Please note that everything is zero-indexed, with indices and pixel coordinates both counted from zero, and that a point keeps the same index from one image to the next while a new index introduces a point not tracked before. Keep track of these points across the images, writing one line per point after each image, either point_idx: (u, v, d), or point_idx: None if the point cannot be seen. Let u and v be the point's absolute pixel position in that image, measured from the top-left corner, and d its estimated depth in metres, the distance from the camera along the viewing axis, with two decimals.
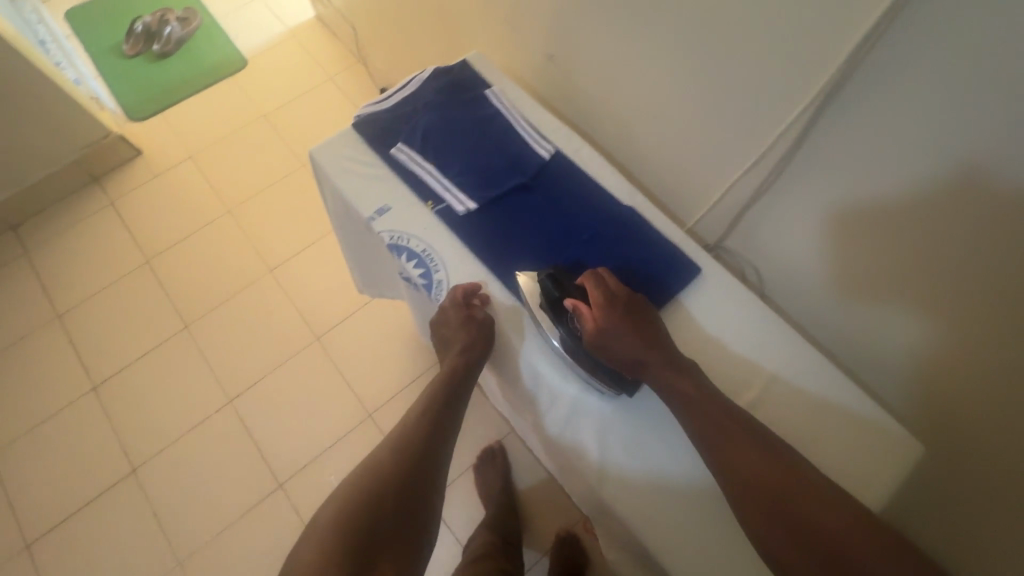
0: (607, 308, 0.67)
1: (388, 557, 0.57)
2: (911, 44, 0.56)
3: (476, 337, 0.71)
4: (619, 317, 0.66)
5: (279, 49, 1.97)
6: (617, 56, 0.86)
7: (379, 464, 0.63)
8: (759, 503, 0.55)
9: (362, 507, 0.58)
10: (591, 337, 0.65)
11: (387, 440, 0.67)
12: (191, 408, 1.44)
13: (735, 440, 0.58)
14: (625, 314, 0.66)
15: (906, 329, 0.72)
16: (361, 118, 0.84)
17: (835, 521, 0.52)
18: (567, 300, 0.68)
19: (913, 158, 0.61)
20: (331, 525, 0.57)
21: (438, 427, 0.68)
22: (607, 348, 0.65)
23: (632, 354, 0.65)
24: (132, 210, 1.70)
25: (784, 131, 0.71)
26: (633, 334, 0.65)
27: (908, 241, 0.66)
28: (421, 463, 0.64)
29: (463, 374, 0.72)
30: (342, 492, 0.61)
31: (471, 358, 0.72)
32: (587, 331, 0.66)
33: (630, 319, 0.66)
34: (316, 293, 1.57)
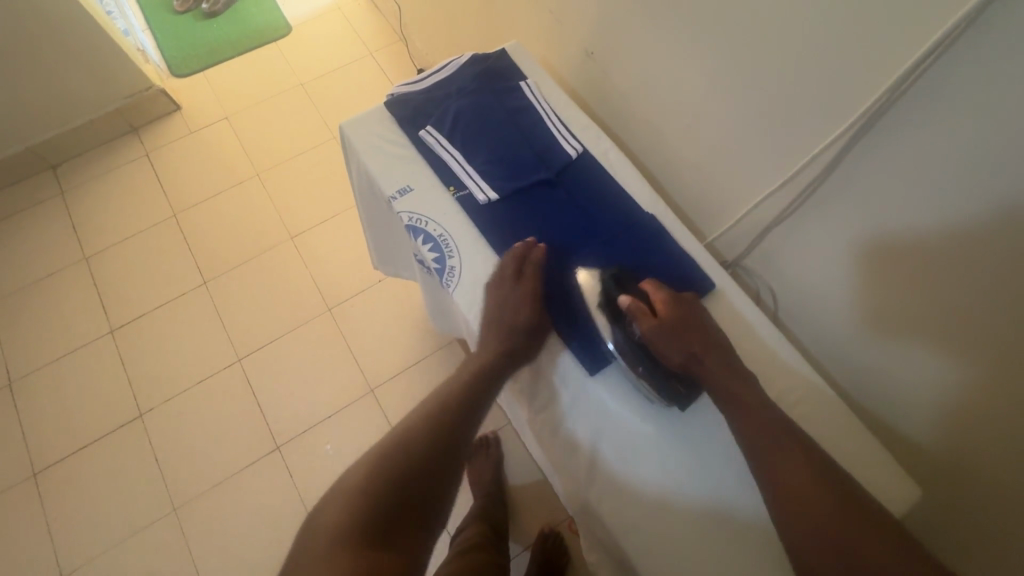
0: (662, 305, 0.68)
1: (411, 527, 0.56)
2: (958, 81, 0.54)
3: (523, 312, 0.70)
4: (674, 315, 0.67)
5: (323, 19, 1.98)
6: (655, 60, 0.85)
7: (403, 435, 0.63)
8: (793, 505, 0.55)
9: (384, 477, 0.58)
10: (652, 337, 0.66)
11: (415, 412, 0.67)
12: (201, 362, 1.47)
13: (777, 441, 0.59)
14: (678, 312, 0.68)
15: (914, 373, 0.70)
16: (393, 97, 0.84)
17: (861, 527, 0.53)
18: (626, 299, 0.68)
19: (946, 197, 0.59)
20: (352, 491, 0.57)
21: (471, 402, 0.68)
22: (661, 345, 0.66)
23: (691, 353, 0.65)
24: (165, 163, 1.74)
25: (818, 153, 0.70)
26: (687, 330, 0.66)
27: (928, 285, 0.64)
28: (451, 438, 0.64)
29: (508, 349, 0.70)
30: (366, 458, 0.61)
31: (517, 330, 0.70)
32: (649, 330, 0.66)
33: (687, 320, 0.67)
34: (333, 264, 1.59)
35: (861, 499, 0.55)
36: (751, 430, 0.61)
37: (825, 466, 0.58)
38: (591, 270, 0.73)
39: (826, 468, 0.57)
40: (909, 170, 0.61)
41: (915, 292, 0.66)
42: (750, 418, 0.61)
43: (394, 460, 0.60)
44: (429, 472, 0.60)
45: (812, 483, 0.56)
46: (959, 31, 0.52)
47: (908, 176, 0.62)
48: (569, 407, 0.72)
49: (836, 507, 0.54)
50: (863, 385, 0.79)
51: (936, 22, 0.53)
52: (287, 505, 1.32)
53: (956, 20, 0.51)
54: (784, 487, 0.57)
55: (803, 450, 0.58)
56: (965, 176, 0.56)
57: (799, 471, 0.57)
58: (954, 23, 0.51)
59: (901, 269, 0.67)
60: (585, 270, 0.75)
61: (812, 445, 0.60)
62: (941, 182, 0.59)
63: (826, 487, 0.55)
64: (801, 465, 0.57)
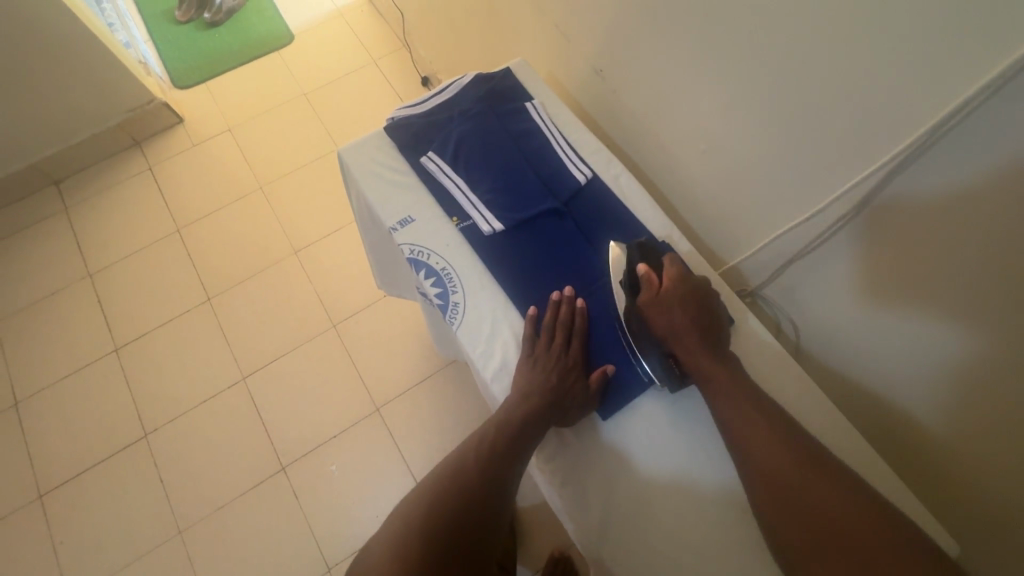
0: (678, 282, 0.66)
1: None
2: (996, 131, 0.49)
3: (552, 356, 0.66)
4: (679, 297, 0.65)
5: (327, 28, 1.95)
6: (670, 83, 0.81)
7: (424, 492, 0.61)
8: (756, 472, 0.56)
9: (409, 537, 0.57)
10: (646, 307, 0.65)
11: (439, 467, 0.64)
12: (205, 380, 1.45)
13: (750, 419, 0.58)
14: (687, 296, 0.65)
15: (942, 424, 0.66)
16: (394, 121, 0.81)
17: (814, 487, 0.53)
18: (641, 266, 0.67)
19: (980, 248, 0.54)
20: (381, 553, 0.57)
21: (509, 453, 0.62)
22: (657, 317, 0.65)
23: (678, 334, 0.64)
24: (169, 177, 1.72)
25: (843, 194, 0.66)
26: (687, 312, 0.64)
27: (956, 340, 0.60)
28: (487, 493, 0.60)
29: (542, 392, 0.64)
30: (394, 520, 0.60)
31: (548, 374, 0.65)
32: (648, 299, 0.65)
33: (692, 306, 0.65)
34: (337, 279, 1.56)
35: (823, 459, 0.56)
36: (738, 428, 0.59)
37: (812, 459, 0.55)
38: (624, 246, 0.72)
39: (814, 461, 0.55)
40: (946, 217, 0.56)
41: (949, 346, 0.61)
42: (732, 413, 0.59)
43: (430, 528, 0.57)
44: (469, 534, 0.58)
45: (796, 480, 0.54)
46: (1000, 82, 0.47)
47: (945, 224, 0.57)
48: (580, 457, 0.67)
49: (821, 503, 0.52)
50: (890, 429, 0.74)
51: (986, 62, 0.48)
52: (291, 529, 1.29)
53: (1007, 62, 0.46)
54: (764, 479, 0.55)
55: (789, 445, 0.56)
56: (1008, 232, 0.51)
57: (783, 465, 0.55)
58: (1005, 64, 0.46)
59: (932, 319, 0.61)
60: (592, 306, 0.71)
61: (803, 438, 0.58)
62: (984, 235, 0.54)
63: (812, 482, 0.53)
64: (786, 460, 0.55)
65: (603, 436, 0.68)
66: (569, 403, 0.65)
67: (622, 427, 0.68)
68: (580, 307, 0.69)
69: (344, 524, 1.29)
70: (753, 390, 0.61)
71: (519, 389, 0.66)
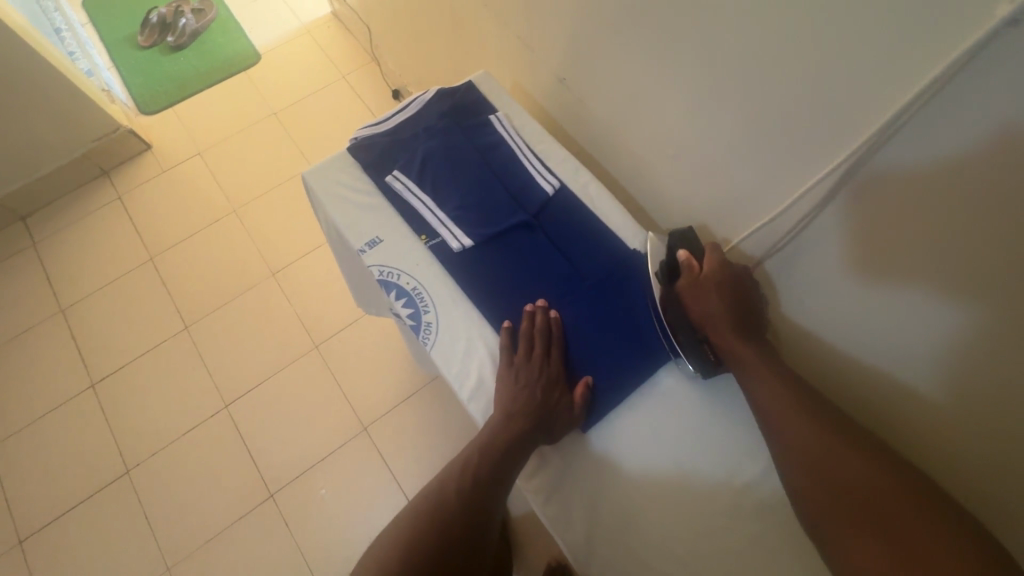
0: (719, 268, 0.67)
1: None
2: (946, 124, 0.50)
3: (534, 374, 0.66)
4: (722, 285, 0.66)
5: (293, 45, 1.93)
6: (635, 87, 0.80)
7: (410, 529, 0.59)
8: (791, 443, 0.61)
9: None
10: (690, 295, 0.67)
11: (413, 503, 0.63)
12: (187, 411, 1.42)
13: (787, 403, 0.63)
14: (728, 283, 0.67)
15: (923, 411, 0.66)
16: (358, 141, 0.79)
17: (840, 451, 0.58)
18: (682, 253, 0.69)
19: (941, 241, 0.55)
20: None
21: (494, 478, 0.61)
22: (697, 305, 0.67)
23: (722, 321, 0.66)
24: (140, 205, 1.69)
25: (804, 194, 0.66)
26: (728, 298, 0.66)
27: (925, 329, 0.60)
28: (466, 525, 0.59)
29: (526, 412, 0.63)
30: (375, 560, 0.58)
31: (531, 392, 0.65)
32: (692, 288, 0.67)
33: (734, 294, 0.66)
34: (316, 300, 1.54)
35: (847, 427, 0.61)
36: (772, 408, 0.63)
37: (839, 431, 0.60)
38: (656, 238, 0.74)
39: (841, 432, 0.60)
40: (904, 212, 0.57)
41: (919, 337, 0.61)
42: (770, 392, 0.63)
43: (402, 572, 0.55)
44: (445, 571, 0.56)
45: (818, 445, 0.59)
46: (945, 79, 0.48)
47: (904, 217, 0.57)
48: (563, 473, 0.66)
49: (845, 467, 0.57)
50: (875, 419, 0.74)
51: (934, 55, 0.48)
52: (283, 557, 1.27)
53: (950, 58, 0.46)
54: (797, 451, 0.60)
55: (815, 414, 0.61)
56: (968, 223, 0.52)
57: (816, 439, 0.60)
58: (946, 63, 0.47)
59: (903, 311, 0.62)
60: (568, 319, 0.70)
61: (826, 407, 0.63)
62: (945, 227, 0.54)
63: (831, 443, 0.59)
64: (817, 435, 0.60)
65: (584, 448, 0.67)
66: (554, 421, 0.64)
67: (607, 436, 0.67)
68: (554, 317, 0.69)
69: (338, 547, 1.27)
70: (789, 374, 0.64)
71: (502, 410, 0.64)
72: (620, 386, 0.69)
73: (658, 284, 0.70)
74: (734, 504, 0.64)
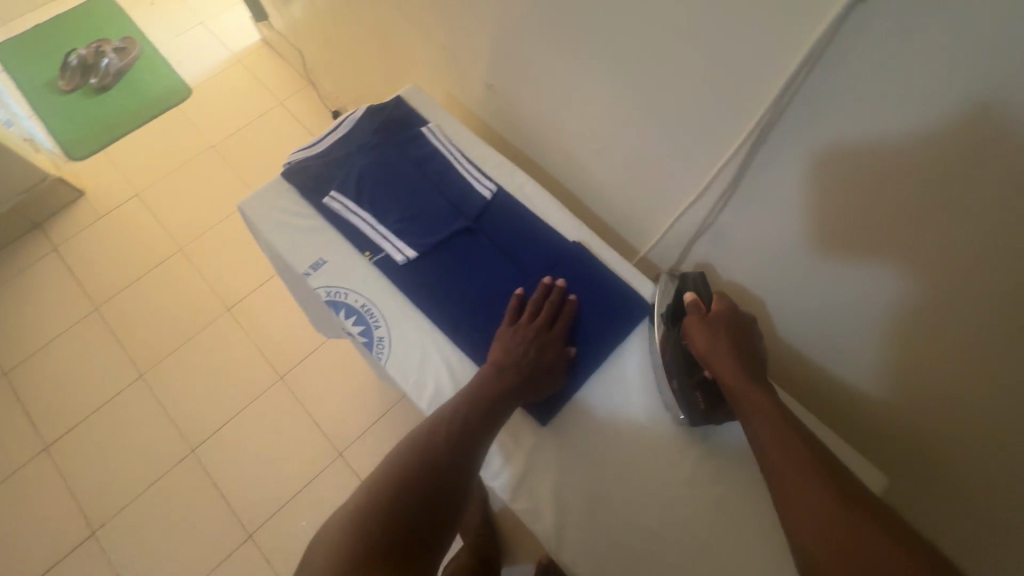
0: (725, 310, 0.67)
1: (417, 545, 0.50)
2: (831, 88, 0.54)
3: (528, 332, 0.68)
4: (725, 327, 0.65)
5: (225, 75, 1.90)
6: (559, 85, 0.83)
7: (396, 464, 0.57)
8: (784, 484, 0.55)
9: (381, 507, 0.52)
10: (693, 333, 0.66)
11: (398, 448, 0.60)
12: (151, 461, 1.37)
13: (789, 448, 0.57)
14: (731, 327, 0.66)
15: (857, 353, 0.72)
16: (292, 166, 0.79)
17: (831, 497, 0.52)
18: (689, 295, 0.69)
19: (843, 192, 0.60)
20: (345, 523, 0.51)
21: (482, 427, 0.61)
22: (699, 343, 0.66)
23: (724, 363, 0.63)
24: (78, 254, 1.62)
25: (720, 168, 0.70)
26: (732, 340, 0.64)
27: (845, 275, 0.65)
28: (442, 481, 0.56)
29: (518, 367, 0.65)
30: (359, 492, 0.55)
31: (525, 348, 0.67)
32: (695, 326, 0.66)
33: (736, 338, 0.65)
34: (276, 330, 1.51)
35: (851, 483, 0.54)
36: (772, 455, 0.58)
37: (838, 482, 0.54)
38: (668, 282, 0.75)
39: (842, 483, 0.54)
40: (810, 170, 0.61)
41: (841, 285, 0.67)
42: (778, 451, 0.57)
43: (373, 520, 0.50)
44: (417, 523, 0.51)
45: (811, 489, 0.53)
46: (822, 47, 0.52)
47: (810, 175, 0.62)
48: (529, 467, 0.67)
49: (833, 512, 0.51)
50: (819, 369, 0.79)
51: (809, 28, 0.52)
52: None
53: (823, 27, 0.50)
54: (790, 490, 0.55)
55: (819, 464, 0.56)
56: (862, 171, 0.57)
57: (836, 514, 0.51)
58: (820, 33, 0.51)
59: (825, 263, 0.67)
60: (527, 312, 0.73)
61: (835, 462, 0.57)
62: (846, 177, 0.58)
63: (824, 489, 0.53)
64: (834, 515, 0.51)
65: (546, 440, 0.69)
66: (545, 376, 0.67)
67: (570, 426, 0.69)
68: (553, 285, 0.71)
69: None
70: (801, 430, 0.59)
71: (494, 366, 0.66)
72: (578, 374, 0.71)
73: (661, 326, 0.71)
74: (693, 469, 0.67)
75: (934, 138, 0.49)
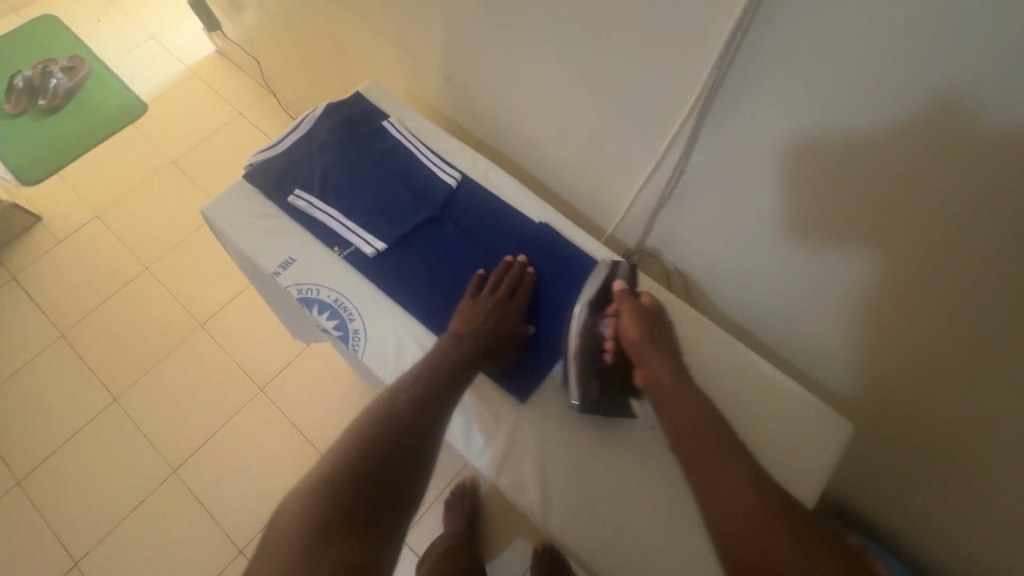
0: (654, 307, 0.70)
1: (385, 513, 0.52)
2: (765, 50, 0.57)
3: (490, 306, 0.69)
4: (651, 322, 0.69)
5: (180, 89, 1.86)
6: (514, 72, 0.85)
7: (361, 432, 0.58)
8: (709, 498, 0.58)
9: (350, 477, 0.53)
10: (625, 322, 0.68)
11: (361, 417, 0.61)
12: (132, 485, 1.34)
13: (711, 461, 0.60)
14: (656, 324, 0.69)
15: (818, 309, 0.75)
16: (253, 167, 0.78)
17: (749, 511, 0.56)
18: (620, 283, 0.71)
19: (788, 148, 0.63)
20: (313, 494, 0.52)
21: (444, 398, 0.63)
22: (628, 333, 0.68)
23: (649, 357, 0.67)
24: (39, 280, 1.57)
25: (673, 139, 0.72)
26: (657, 337, 0.68)
27: (797, 230, 0.69)
28: (408, 447, 0.57)
29: (481, 340, 0.67)
30: (324, 462, 0.56)
31: (488, 321, 0.68)
32: (627, 317, 0.69)
33: (661, 337, 0.68)
34: (252, 342, 1.49)
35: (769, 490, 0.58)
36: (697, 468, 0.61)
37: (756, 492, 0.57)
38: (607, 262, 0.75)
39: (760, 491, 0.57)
40: (754, 131, 0.64)
41: (794, 244, 0.70)
42: (703, 461, 0.61)
43: (343, 483, 0.53)
44: (380, 483, 0.54)
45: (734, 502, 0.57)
46: (753, 11, 0.55)
47: (756, 136, 0.65)
48: (512, 445, 0.69)
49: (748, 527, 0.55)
50: (784, 329, 0.83)
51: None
52: None
53: None
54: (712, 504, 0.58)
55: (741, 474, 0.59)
56: (802, 126, 0.60)
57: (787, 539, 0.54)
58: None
59: (780, 222, 0.70)
60: None
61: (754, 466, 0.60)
62: (787, 134, 0.62)
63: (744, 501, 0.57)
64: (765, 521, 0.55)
65: (525, 415, 0.70)
66: (505, 349, 0.69)
67: (548, 402, 0.71)
68: (526, 265, 0.73)
69: None
70: (721, 431, 0.62)
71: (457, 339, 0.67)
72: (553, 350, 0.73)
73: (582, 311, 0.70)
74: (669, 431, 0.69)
75: (866, 87, 0.52)
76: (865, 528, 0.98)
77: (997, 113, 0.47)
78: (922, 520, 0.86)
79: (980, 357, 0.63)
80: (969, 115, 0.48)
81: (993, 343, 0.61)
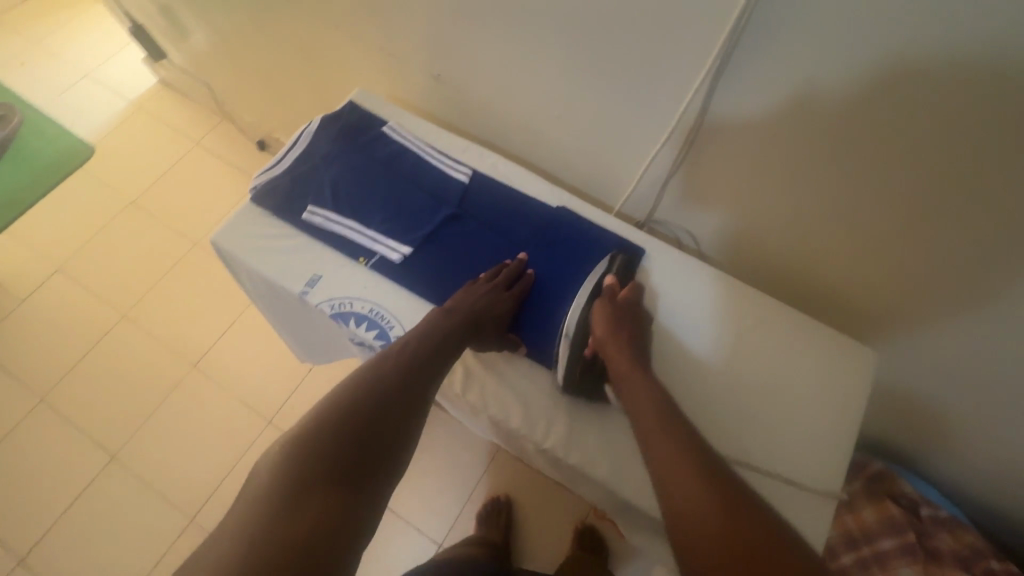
0: (634, 302, 0.71)
1: (359, 475, 0.51)
2: (780, 11, 0.59)
3: (482, 293, 0.70)
4: (627, 316, 0.69)
5: (128, 125, 1.77)
6: (507, 64, 0.86)
7: (344, 396, 0.57)
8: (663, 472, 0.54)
9: (327, 436, 0.53)
10: (604, 308, 0.69)
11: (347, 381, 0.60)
12: (148, 541, 1.27)
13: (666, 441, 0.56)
14: (633, 318, 0.69)
15: (834, 249, 0.80)
16: (260, 190, 0.77)
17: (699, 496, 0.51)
18: (609, 277, 0.72)
19: (803, 101, 0.66)
20: (288, 452, 0.51)
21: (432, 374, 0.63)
22: (601, 321, 0.68)
23: (618, 346, 0.66)
24: (5, 346, 1.46)
25: (686, 108, 0.74)
26: (631, 327, 0.68)
27: (813, 179, 0.73)
28: (388, 416, 0.57)
29: (472, 321, 0.67)
30: (303, 423, 0.55)
31: (479, 304, 0.68)
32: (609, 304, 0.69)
33: (634, 331, 0.68)
34: (252, 374, 1.44)
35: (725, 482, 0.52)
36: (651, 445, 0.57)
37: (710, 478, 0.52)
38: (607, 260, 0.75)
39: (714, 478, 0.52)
40: (769, 90, 0.67)
41: (809, 192, 0.75)
42: (659, 439, 0.57)
43: (317, 442, 0.52)
44: (357, 446, 0.53)
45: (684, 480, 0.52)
46: None
47: (771, 95, 0.67)
48: (575, 424, 0.70)
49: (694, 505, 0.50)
50: (800, 274, 0.87)
51: None
52: None
53: None
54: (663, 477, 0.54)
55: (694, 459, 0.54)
56: (816, 79, 0.63)
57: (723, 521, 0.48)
58: None
59: (795, 173, 0.74)
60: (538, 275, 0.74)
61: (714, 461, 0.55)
62: (803, 88, 0.64)
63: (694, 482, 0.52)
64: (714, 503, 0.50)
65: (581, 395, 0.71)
66: (495, 329, 0.69)
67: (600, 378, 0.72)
68: (524, 259, 0.73)
69: None
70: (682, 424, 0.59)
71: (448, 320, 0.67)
72: None
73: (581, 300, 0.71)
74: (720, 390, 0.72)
75: (879, 35, 0.56)
76: (887, 453, 1.04)
77: (1006, 46, 0.51)
78: (941, 436, 0.92)
79: (988, 274, 0.68)
80: (978, 51, 0.52)
81: (1000, 259, 0.66)
